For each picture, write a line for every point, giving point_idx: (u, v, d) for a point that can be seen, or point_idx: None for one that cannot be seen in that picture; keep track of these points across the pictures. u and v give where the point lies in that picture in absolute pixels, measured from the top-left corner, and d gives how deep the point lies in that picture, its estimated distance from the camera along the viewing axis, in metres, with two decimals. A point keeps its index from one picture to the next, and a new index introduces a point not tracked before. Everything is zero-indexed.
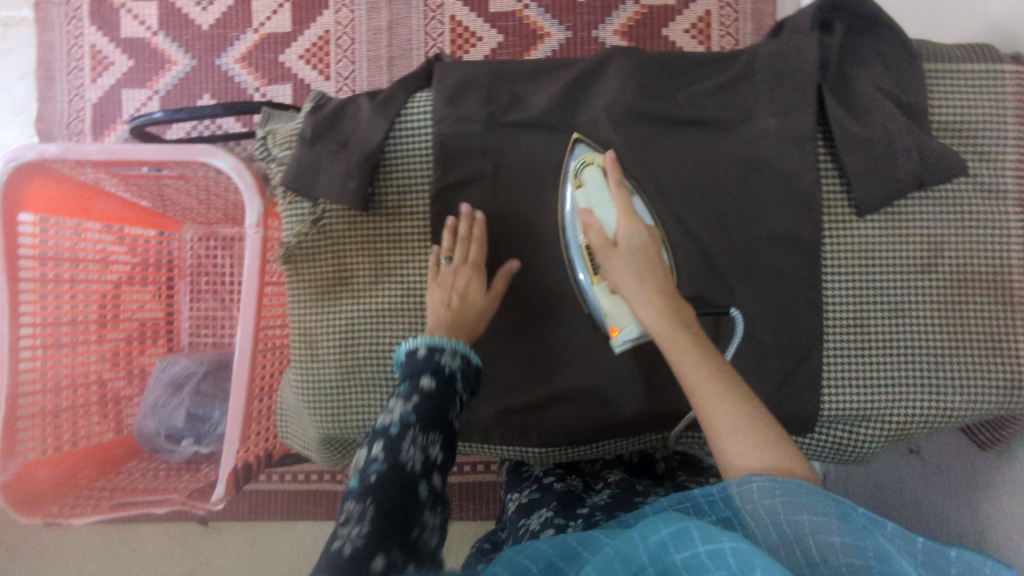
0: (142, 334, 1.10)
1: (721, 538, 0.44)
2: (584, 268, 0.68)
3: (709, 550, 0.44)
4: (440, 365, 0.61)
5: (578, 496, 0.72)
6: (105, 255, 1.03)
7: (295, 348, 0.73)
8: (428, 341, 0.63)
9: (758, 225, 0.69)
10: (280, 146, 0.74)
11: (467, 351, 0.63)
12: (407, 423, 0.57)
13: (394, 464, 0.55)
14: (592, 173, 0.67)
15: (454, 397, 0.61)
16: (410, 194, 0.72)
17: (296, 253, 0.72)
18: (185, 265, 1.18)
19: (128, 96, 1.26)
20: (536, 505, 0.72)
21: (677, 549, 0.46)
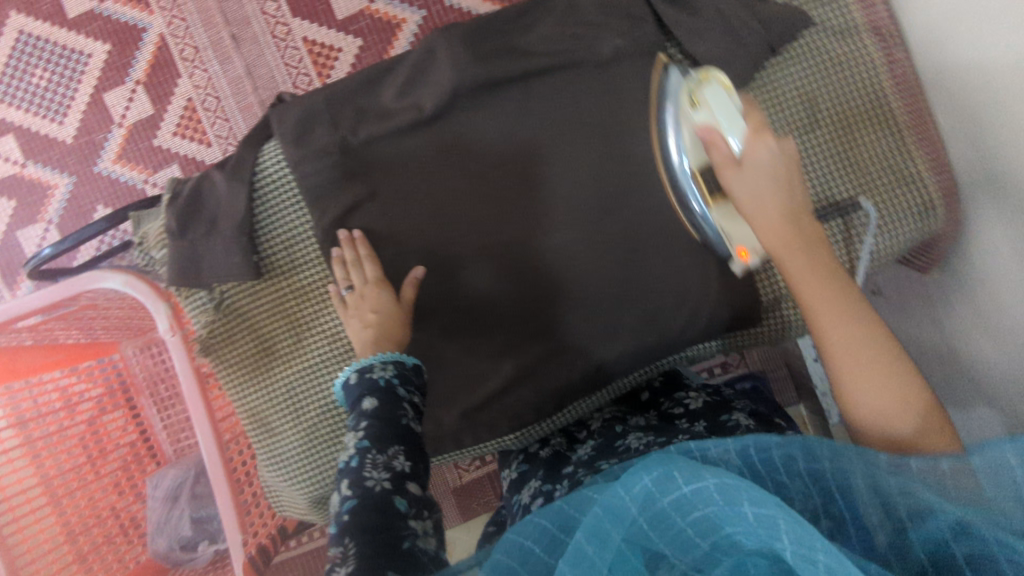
0: (135, 458, 1.05)
1: (703, 474, 0.41)
2: (698, 194, 0.60)
3: (691, 489, 0.41)
4: (375, 380, 0.58)
5: (564, 455, 0.71)
6: (67, 396, 0.99)
7: (250, 431, 0.72)
8: (358, 366, 0.60)
9: (639, 144, 0.67)
10: (157, 247, 0.73)
11: (398, 356, 0.61)
12: (364, 447, 0.52)
13: (362, 492, 0.49)
14: (713, 91, 0.57)
15: (402, 404, 0.57)
16: (297, 242, 0.70)
17: (212, 342, 0.71)
18: (140, 381, 1.10)
19: (24, 236, 1.19)
20: (526, 479, 0.71)
21: (664, 494, 0.41)
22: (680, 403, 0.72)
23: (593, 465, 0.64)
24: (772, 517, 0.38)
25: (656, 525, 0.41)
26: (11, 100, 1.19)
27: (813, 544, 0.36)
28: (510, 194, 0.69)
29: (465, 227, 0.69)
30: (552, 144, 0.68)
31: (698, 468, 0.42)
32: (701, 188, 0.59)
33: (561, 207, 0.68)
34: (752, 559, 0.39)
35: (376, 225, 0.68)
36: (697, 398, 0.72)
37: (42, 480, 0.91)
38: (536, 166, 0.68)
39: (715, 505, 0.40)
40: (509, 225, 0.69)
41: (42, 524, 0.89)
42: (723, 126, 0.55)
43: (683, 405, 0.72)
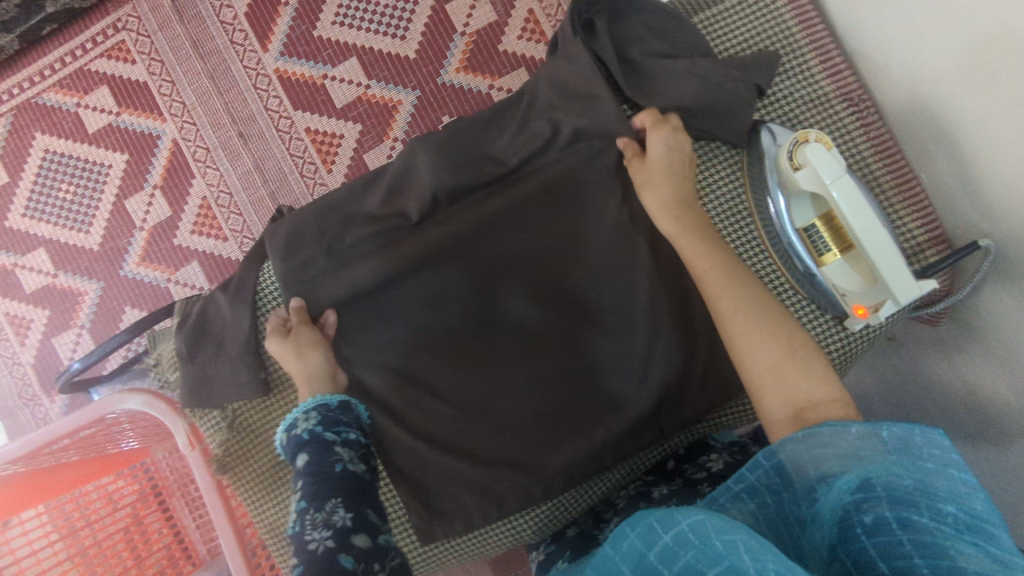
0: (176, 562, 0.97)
1: (678, 518, 0.42)
2: (807, 252, 0.59)
3: (672, 537, 0.41)
4: (299, 435, 0.60)
5: (591, 535, 0.67)
6: (100, 510, 0.96)
7: (274, 546, 0.73)
8: (286, 426, 0.63)
9: (621, 231, 0.68)
10: (171, 370, 0.76)
11: (316, 402, 0.63)
12: (302, 508, 0.54)
13: (307, 555, 0.51)
14: (815, 150, 0.55)
15: (332, 453, 0.59)
16: None
17: (228, 461, 0.72)
18: (171, 481, 1.05)
19: (60, 342, 1.21)
20: (552, 560, 0.67)
21: (648, 548, 0.42)
22: (702, 466, 0.67)
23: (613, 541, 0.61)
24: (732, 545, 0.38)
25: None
26: (41, 215, 1.21)
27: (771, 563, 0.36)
28: (507, 290, 0.69)
29: (464, 328, 0.69)
30: (538, 237, 0.69)
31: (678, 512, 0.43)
32: (808, 245, 0.59)
33: (557, 297, 0.69)
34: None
35: (375, 335, 0.69)
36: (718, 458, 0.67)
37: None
38: (526, 258, 0.69)
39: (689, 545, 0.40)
40: (509, 321, 0.69)
41: None
42: (826, 185, 0.54)
43: (706, 468, 0.67)
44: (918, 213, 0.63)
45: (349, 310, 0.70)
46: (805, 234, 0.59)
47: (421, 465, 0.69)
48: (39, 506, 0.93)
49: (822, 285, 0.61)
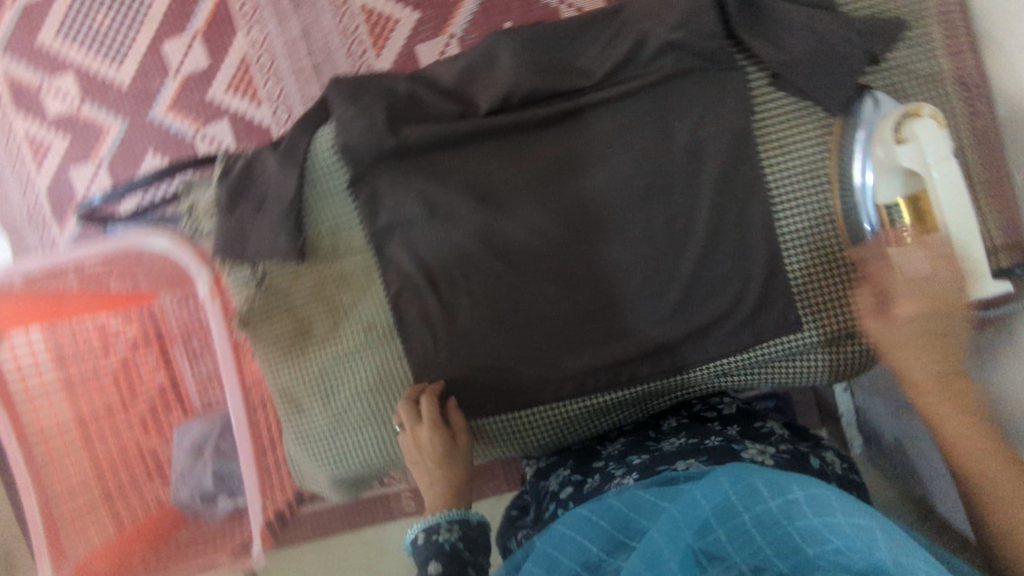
0: (156, 414, 1.00)
1: (789, 489, 0.51)
2: (878, 226, 0.58)
3: (777, 502, 0.50)
4: (441, 544, 0.61)
5: (594, 450, 0.76)
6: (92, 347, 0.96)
7: (281, 407, 0.74)
8: (421, 528, 0.63)
9: (698, 171, 0.63)
10: (205, 218, 0.75)
11: (461, 516, 0.65)
12: None
13: None
14: (926, 125, 0.54)
15: (466, 566, 0.60)
16: (342, 229, 0.70)
17: (252, 318, 0.72)
18: (174, 331, 1.01)
19: (77, 174, 1.17)
20: (555, 468, 0.76)
21: (745, 505, 0.51)
22: (714, 407, 0.76)
23: (625, 459, 0.70)
24: (867, 527, 0.47)
25: (733, 539, 0.50)
26: (73, 40, 1.14)
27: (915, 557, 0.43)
28: (553, 216, 0.66)
29: (504, 242, 0.68)
30: (602, 159, 0.65)
31: (780, 483, 0.52)
32: (885, 221, 0.57)
33: (611, 226, 0.66)
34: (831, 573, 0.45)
35: (416, 226, 0.68)
36: (730, 404, 0.77)
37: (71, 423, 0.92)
38: (587, 178, 0.65)
39: (802, 518, 0.48)
40: (552, 246, 0.67)
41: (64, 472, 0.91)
42: (927, 164, 0.54)
43: (716, 410, 0.76)
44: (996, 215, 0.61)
45: (396, 195, 0.68)
46: (883, 209, 0.57)
47: (439, 363, 0.70)
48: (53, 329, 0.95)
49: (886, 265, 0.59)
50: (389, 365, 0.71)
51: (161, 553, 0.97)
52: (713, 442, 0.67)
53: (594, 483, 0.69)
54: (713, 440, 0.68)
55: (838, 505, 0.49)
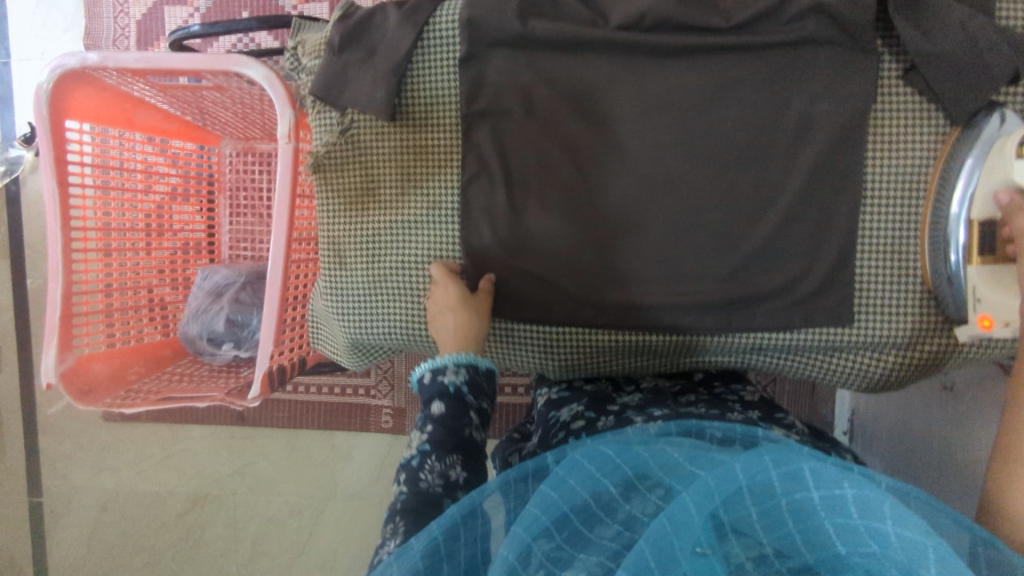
0: (186, 250, 1.16)
1: (840, 482, 0.38)
2: (966, 242, 0.57)
3: (823, 496, 0.38)
4: (444, 385, 0.60)
5: (609, 396, 0.71)
6: (149, 171, 1.08)
7: (324, 256, 0.75)
8: (430, 365, 0.62)
9: (799, 147, 0.64)
10: (310, 55, 0.74)
11: (470, 360, 0.62)
12: (425, 450, 0.57)
13: (415, 489, 0.54)
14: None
15: (469, 413, 0.59)
16: (438, 103, 0.70)
17: (324, 162, 0.73)
18: (225, 180, 1.22)
19: (170, 14, 1.20)
20: (566, 401, 0.70)
21: (785, 490, 0.40)
22: (736, 392, 0.76)
23: (645, 410, 0.65)
24: (924, 546, 0.34)
25: (763, 518, 0.40)
26: None
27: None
28: (644, 150, 0.67)
29: (587, 163, 0.68)
30: (712, 107, 0.65)
31: (830, 474, 0.39)
32: (974, 238, 0.56)
33: (700, 176, 0.66)
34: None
35: (509, 121, 0.69)
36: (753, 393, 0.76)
37: (103, 227, 0.99)
38: (693, 123, 0.65)
39: (843, 518, 0.37)
40: (634, 180, 0.67)
41: (88, 269, 0.95)
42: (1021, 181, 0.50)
43: (738, 395, 0.75)
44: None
45: (500, 85, 0.68)
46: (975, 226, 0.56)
47: (493, 258, 0.70)
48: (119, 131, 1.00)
49: (957, 282, 0.59)
50: (441, 245, 0.72)
51: (155, 373, 1.04)
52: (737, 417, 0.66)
53: (608, 423, 0.64)
54: (735, 415, 0.67)
55: (898, 512, 0.36)
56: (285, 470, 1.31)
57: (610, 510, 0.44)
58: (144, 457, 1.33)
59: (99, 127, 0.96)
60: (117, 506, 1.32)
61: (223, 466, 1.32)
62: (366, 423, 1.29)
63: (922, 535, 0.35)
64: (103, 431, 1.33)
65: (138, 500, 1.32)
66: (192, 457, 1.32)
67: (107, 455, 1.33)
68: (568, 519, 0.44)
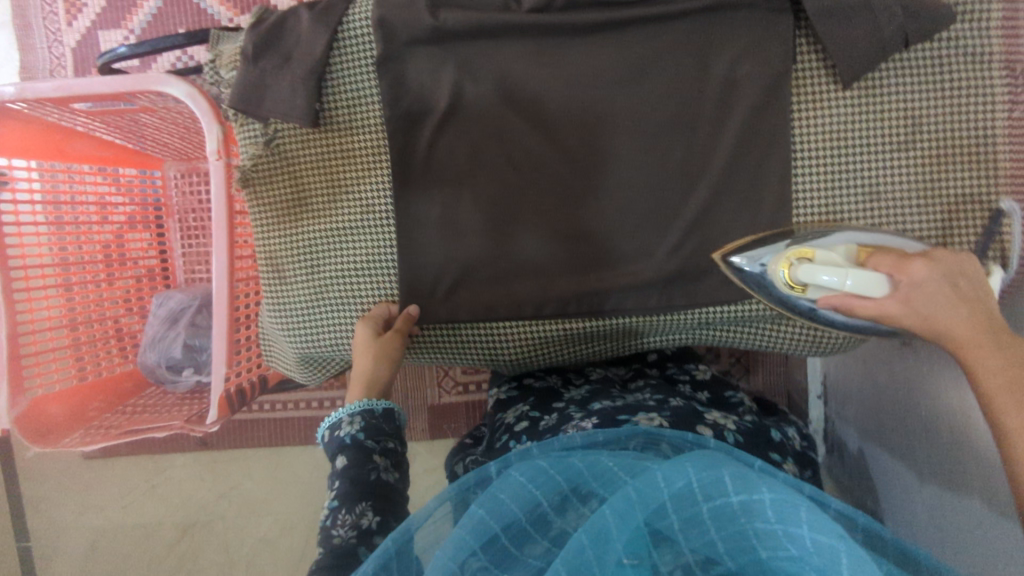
0: (145, 280, 1.15)
1: (756, 489, 0.43)
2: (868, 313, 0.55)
3: (740, 501, 0.43)
4: (342, 438, 0.60)
5: (557, 391, 0.75)
6: (103, 203, 1.07)
7: (264, 272, 0.74)
8: (328, 424, 0.62)
9: (726, 113, 0.64)
10: (227, 67, 0.72)
11: (364, 406, 0.62)
12: (334, 506, 0.56)
13: (328, 547, 0.53)
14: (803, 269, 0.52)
15: (370, 458, 0.59)
16: (360, 104, 0.68)
17: (253, 176, 0.72)
18: (173, 205, 1.19)
19: (105, 38, 1.17)
20: (514, 403, 0.76)
21: (706, 497, 0.44)
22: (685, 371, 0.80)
23: (586, 405, 0.68)
24: (833, 547, 0.38)
25: (686, 526, 0.44)
26: None
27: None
28: (575, 137, 0.66)
29: (519, 155, 0.67)
30: (637, 82, 0.65)
31: (749, 483, 0.44)
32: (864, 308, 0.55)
33: (631, 151, 0.66)
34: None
35: (436, 119, 0.67)
36: (704, 370, 0.82)
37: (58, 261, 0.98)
38: (619, 99, 0.65)
39: (761, 521, 0.41)
40: (566, 167, 0.67)
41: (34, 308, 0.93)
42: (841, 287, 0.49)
43: (689, 374, 0.80)
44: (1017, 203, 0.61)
45: (422, 84, 0.67)
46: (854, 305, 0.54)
47: (434, 254, 0.69)
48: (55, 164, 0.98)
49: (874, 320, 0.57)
50: (380, 249, 0.71)
51: (117, 408, 1.02)
52: (677, 402, 0.67)
53: (550, 421, 0.67)
54: (676, 401, 0.68)
55: (812, 517, 0.41)
56: (271, 489, 1.29)
57: (544, 529, 0.46)
58: (126, 492, 1.31)
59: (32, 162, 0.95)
60: (106, 543, 1.29)
61: (207, 491, 1.30)
62: None
63: (836, 538, 0.39)
64: (84, 470, 1.31)
65: (126, 536, 1.29)
66: (175, 486, 1.30)
67: (89, 493, 1.30)
68: (496, 539, 0.45)
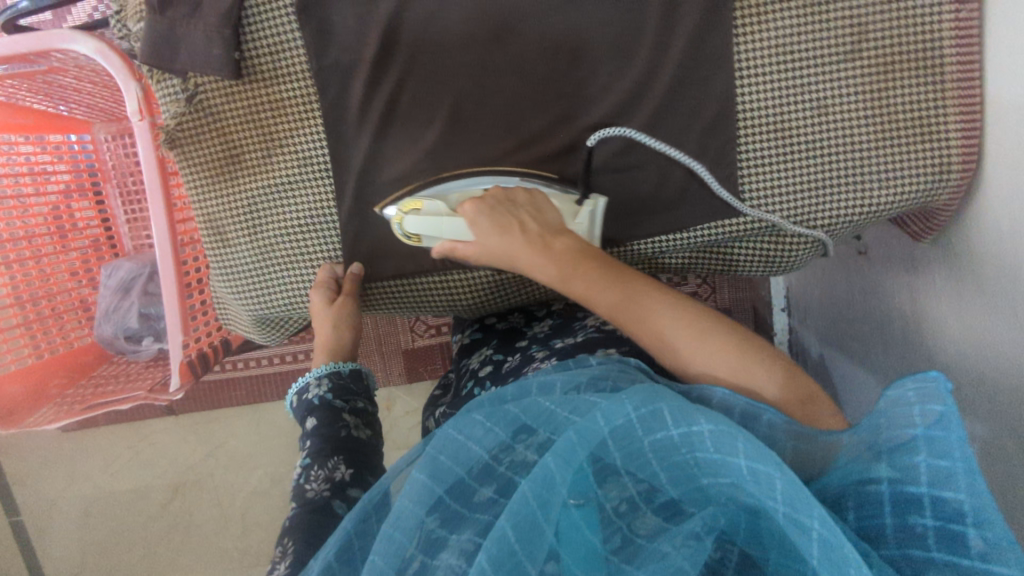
0: (96, 249, 1.11)
1: (695, 419, 0.40)
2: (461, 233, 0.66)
3: (681, 433, 0.40)
4: (310, 401, 0.63)
5: (520, 332, 0.78)
6: (33, 171, 1.00)
7: (205, 236, 0.71)
8: (296, 389, 0.65)
9: (667, 37, 0.61)
10: (134, 19, 0.67)
11: (331, 368, 0.66)
12: (307, 464, 0.58)
13: (304, 501, 0.55)
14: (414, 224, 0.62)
15: (340, 417, 0.62)
16: (282, 50, 0.64)
17: (178, 135, 0.67)
18: (108, 167, 1.12)
19: None
20: (479, 347, 0.79)
21: (646, 431, 0.41)
22: None
23: (549, 343, 0.71)
24: (768, 478, 0.37)
25: (627, 462, 0.42)
26: None
27: (811, 511, 0.36)
28: (513, 71, 0.63)
29: (457, 99, 0.64)
30: (572, 8, 0.61)
31: (687, 411, 0.41)
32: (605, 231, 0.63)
33: (574, 82, 0.63)
34: (724, 508, 0.40)
35: (366, 69, 0.63)
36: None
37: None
38: (556, 27, 0.62)
39: (702, 453, 0.40)
40: (507, 106, 0.65)
41: None
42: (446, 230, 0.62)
43: None
44: (699, 239, 0.66)
45: (348, 32, 0.63)
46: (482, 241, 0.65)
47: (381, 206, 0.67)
48: None
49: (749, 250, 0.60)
50: (324, 203, 0.68)
51: (79, 383, 1.01)
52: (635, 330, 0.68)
53: (514, 363, 0.71)
54: None
55: (748, 444, 0.38)
56: (254, 446, 1.30)
57: (486, 477, 0.45)
58: (108, 462, 1.31)
59: None
60: (99, 509, 1.30)
61: (190, 454, 1.30)
62: None
63: (772, 464, 0.37)
64: (63, 444, 1.31)
65: (117, 501, 1.30)
66: (156, 450, 1.31)
67: (71, 467, 1.30)
68: (443, 503, 0.43)
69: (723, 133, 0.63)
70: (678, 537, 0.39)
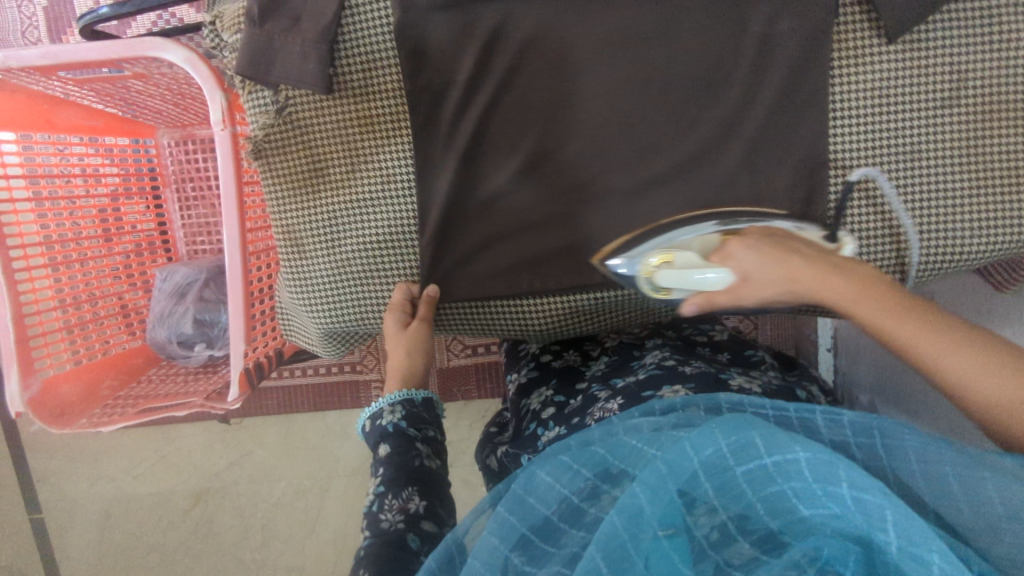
0: (143, 249, 1.10)
1: (790, 446, 0.39)
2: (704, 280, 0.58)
3: (775, 462, 0.39)
4: (384, 426, 0.63)
5: (578, 371, 0.78)
6: (95, 173, 1.02)
7: (281, 247, 0.71)
8: (369, 414, 0.65)
9: (761, 75, 0.61)
10: (231, 30, 0.68)
11: (405, 395, 0.65)
12: (381, 492, 0.57)
13: (378, 532, 0.54)
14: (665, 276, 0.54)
15: (413, 446, 0.61)
16: (375, 68, 0.65)
17: (264, 146, 0.68)
18: (168, 173, 1.15)
19: None
20: (536, 386, 0.78)
21: (739, 462, 0.39)
22: (704, 331, 0.82)
23: (610, 382, 0.70)
24: (879, 505, 0.36)
25: (720, 494, 0.40)
26: None
27: (929, 544, 0.34)
28: (603, 100, 0.64)
29: (544, 127, 0.65)
30: (668, 42, 0.62)
31: (780, 439, 0.39)
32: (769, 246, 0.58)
33: (663, 116, 0.63)
34: (828, 542, 0.38)
35: (457, 91, 0.64)
36: (722, 330, 0.83)
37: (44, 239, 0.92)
38: (650, 60, 0.62)
39: (800, 484, 0.38)
40: (593, 136, 0.65)
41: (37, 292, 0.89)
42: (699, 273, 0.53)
43: (707, 334, 0.82)
44: None
45: (443, 54, 0.63)
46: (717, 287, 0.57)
47: (460, 228, 0.67)
48: (41, 133, 0.93)
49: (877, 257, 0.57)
50: (403, 220, 0.68)
51: (130, 386, 1.00)
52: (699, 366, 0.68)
53: (576, 404, 0.70)
54: (698, 364, 0.68)
55: (852, 473, 0.37)
56: (283, 458, 1.28)
57: (574, 518, 0.44)
58: (137, 465, 1.30)
59: (19, 134, 0.90)
60: (121, 512, 1.29)
61: (219, 462, 1.29)
62: (356, 399, 1.28)
63: (880, 494, 0.36)
64: (94, 443, 1.30)
65: (140, 506, 1.29)
66: (186, 455, 1.30)
67: (99, 467, 1.30)
68: (525, 538, 0.44)
69: (811, 172, 0.63)
70: (777, 568, 0.37)
